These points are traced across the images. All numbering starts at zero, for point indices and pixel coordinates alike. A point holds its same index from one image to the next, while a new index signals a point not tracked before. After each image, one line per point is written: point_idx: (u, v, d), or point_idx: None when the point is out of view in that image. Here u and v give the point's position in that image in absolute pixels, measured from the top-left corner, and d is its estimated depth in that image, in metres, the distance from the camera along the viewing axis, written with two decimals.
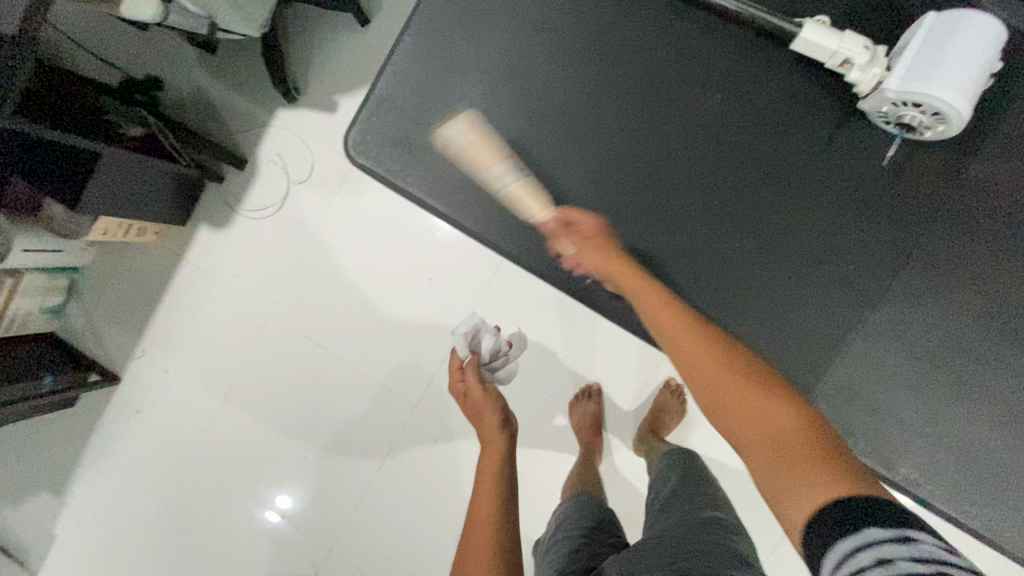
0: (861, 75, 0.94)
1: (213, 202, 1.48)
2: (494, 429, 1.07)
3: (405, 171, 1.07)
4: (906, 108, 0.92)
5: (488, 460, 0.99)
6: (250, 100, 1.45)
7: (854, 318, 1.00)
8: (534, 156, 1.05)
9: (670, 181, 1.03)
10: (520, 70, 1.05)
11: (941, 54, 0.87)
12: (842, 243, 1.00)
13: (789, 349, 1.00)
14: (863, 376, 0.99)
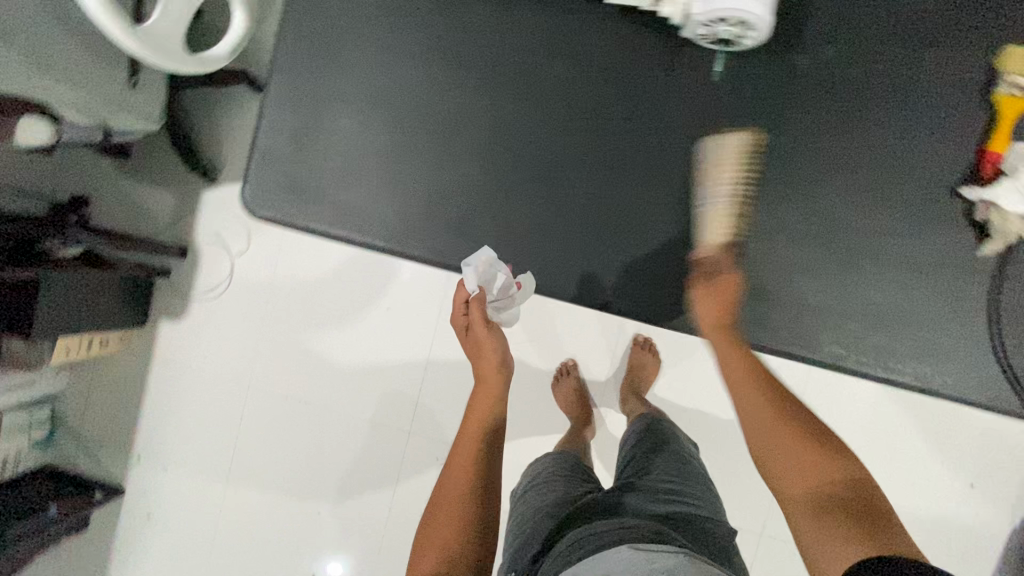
0: (671, 5, 0.76)
1: (167, 296, 1.52)
2: (492, 377, 0.98)
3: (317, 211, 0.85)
4: (716, 27, 0.75)
5: (470, 425, 0.93)
6: (175, 191, 1.50)
7: (882, 241, 0.80)
8: (458, 153, 0.84)
9: (651, 142, 0.83)
10: (396, 60, 0.85)
11: None
12: (848, 151, 0.80)
13: (823, 305, 0.81)
14: (906, 305, 0.80)
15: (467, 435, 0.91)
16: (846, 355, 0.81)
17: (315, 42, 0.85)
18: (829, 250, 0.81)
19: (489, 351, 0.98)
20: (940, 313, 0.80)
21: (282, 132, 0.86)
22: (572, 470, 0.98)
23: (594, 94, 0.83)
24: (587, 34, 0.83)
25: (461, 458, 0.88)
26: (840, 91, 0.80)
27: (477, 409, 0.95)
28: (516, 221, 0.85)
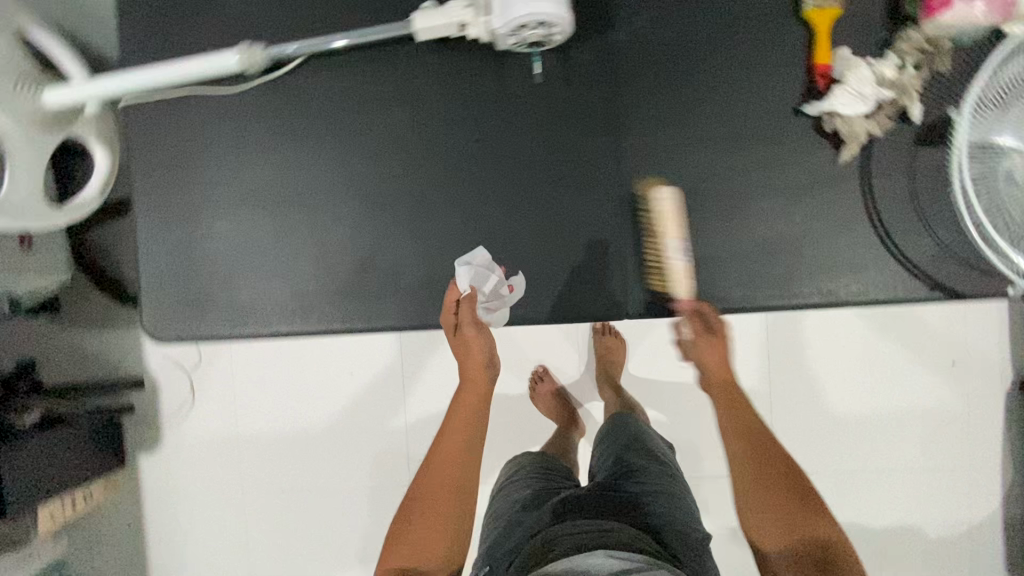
0: (477, 28, 0.71)
1: (139, 429, 1.51)
2: (474, 384, 0.91)
3: (208, 323, 0.81)
4: (522, 32, 0.69)
5: (455, 434, 0.90)
6: (116, 327, 1.49)
7: (748, 174, 0.76)
8: (329, 228, 0.80)
9: (524, 155, 0.78)
10: (242, 150, 0.81)
11: None
12: (720, 96, 0.75)
13: (714, 256, 0.77)
14: (805, 225, 0.76)
15: (451, 442, 0.90)
16: (754, 301, 0.76)
17: (163, 154, 0.82)
18: (701, 201, 0.76)
19: (476, 352, 0.87)
20: (840, 224, 0.75)
21: (155, 253, 0.82)
22: (549, 469, 0.92)
23: (447, 124, 0.78)
24: (416, 60, 0.78)
25: (437, 471, 0.89)
26: (674, 35, 0.75)
27: (455, 425, 0.91)
28: (415, 275, 0.80)
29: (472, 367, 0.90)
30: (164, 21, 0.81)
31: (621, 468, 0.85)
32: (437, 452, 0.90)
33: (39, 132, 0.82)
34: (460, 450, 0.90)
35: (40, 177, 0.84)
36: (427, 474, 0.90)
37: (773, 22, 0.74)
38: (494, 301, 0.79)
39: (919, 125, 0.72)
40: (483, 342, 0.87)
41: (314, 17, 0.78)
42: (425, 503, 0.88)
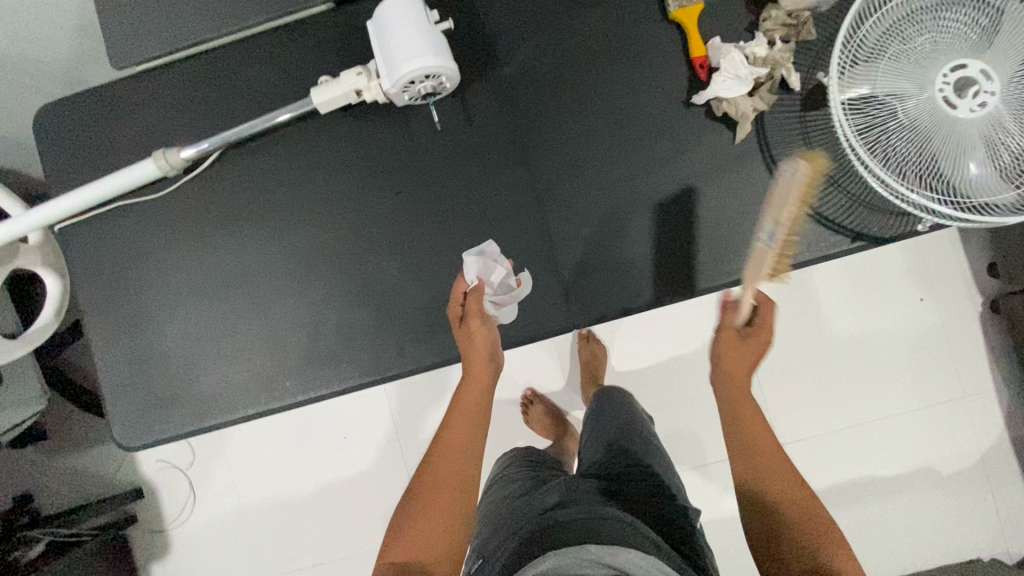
0: (370, 93, 0.75)
1: (143, 542, 1.40)
2: (476, 377, 0.73)
3: (179, 420, 0.83)
4: (410, 88, 0.73)
5: (462, 422, 0.71)
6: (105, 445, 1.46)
7: (656, 169, 0.79)
8: (287, 303, 0.82)
9: (456, 196, 0.81)
10: (189, 248, 0.83)
11: (384, 33, 0.71)
12: (624, 104, 0.79)
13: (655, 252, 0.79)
14: (721, 204, 0.79)
15: (459, 440, 0.69)
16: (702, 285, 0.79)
17: (107, 269, 0.84)
18: (620, 203, 0.79)
19: (477, 351, 0.74)
20: (754, 196, 0.78)
21: (119, 363, 0.84)
22: (538, 466, 0.85)
23: (377, 183, 0.81)
24: (327, 131, 0.82)
25: (441, 468, 0.67)
26: (558, 58, 0.79)
27: (462, 414, 0.72)
28: (375, 333, 0.81)
29: (470, 363, 0.74)
30: (83, 144, 0.84)
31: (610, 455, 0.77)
32: (438, 445, 0.69)
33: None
34: (472, 442, 0.70)
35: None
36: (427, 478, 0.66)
37: (646, 26, 0.78)
38: (501, 293, 0.79)
39: (801, 90, 0.77)
40: (484, 338, 0.74)
41: (226, 112, 0.83)
42: (427, 505, 0.64)
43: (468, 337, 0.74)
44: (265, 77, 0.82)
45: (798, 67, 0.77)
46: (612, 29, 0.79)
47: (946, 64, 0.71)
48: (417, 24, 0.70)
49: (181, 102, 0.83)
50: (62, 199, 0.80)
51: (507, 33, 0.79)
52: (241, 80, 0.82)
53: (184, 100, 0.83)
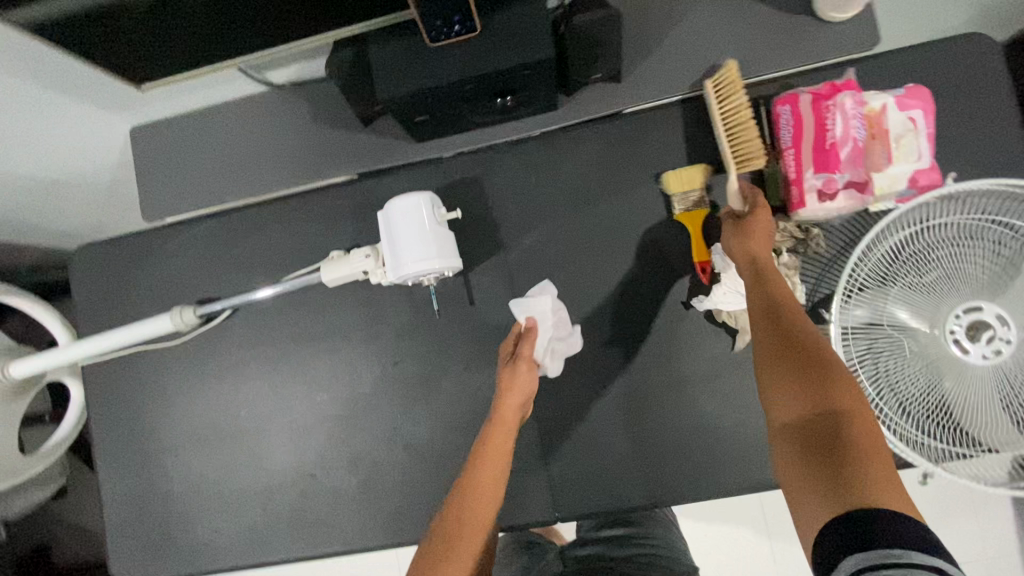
0: (377, 276, 0.78)
1: None
2: (507, 422, 0.72)
3: (170, 564, 0.85)
4: (415, 279, 0.77)
5: (494, 462, 0.69)
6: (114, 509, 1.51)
7: (650, 369, 0.78)
8: (280, 459, 0.85)
9: (450, 370, 0.82)
10: (195, 394, 0.87)
11: (393, 231, 0.75)
12: (625, 296, 0.79)
13: (648, 450, 0.77)
14: (717, 412, 0.77)
15: (485, 491, 0.67)
16: (694, 491, 0.76)
17: (117, 404, 0.88)
18: (613, 398, 0.79)
19: (513, 398, 0.73)
20: (753, 409, 0.76)
21: (121, 500, 0.87)
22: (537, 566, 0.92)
23: (378, 350, 0.84)
24: (335, 295, 0.85)
25: (467, 513, 0.65)
26: (560, 248, 0.80)
27: (490, 458, 0.69)
28: (363, 497, 0.82)
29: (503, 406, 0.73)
30: (110, 287, 0.90)
31: (608, 544, 0.90)
32: (467, 492, 0.67)
33: (8, 397, 0.91)
34: (494, 491, 0.68)
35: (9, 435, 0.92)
36: (451, 525, 0.64)
37: (649, 224, 0.79)
38: (557, 341, 0.79)
39: (805, 304, 0.75)
40: (522, 384, 0.74)
41: (244, 268, 0.87)
42: (451, 553, 0.62)
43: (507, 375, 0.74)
44: (280, 237, 0.87)
45: (803, 279, 0.75)
46: (616, 225, 0.79)
47: (959, 304, 0.68)
48: (425, 227, 0.74)
49: (202, 253, 0.88)
50: (85, 341, 0.85)
51: (512, 220, 0.81)
52: (259, 241, 0.87)
53: (205, 252, 0.88)
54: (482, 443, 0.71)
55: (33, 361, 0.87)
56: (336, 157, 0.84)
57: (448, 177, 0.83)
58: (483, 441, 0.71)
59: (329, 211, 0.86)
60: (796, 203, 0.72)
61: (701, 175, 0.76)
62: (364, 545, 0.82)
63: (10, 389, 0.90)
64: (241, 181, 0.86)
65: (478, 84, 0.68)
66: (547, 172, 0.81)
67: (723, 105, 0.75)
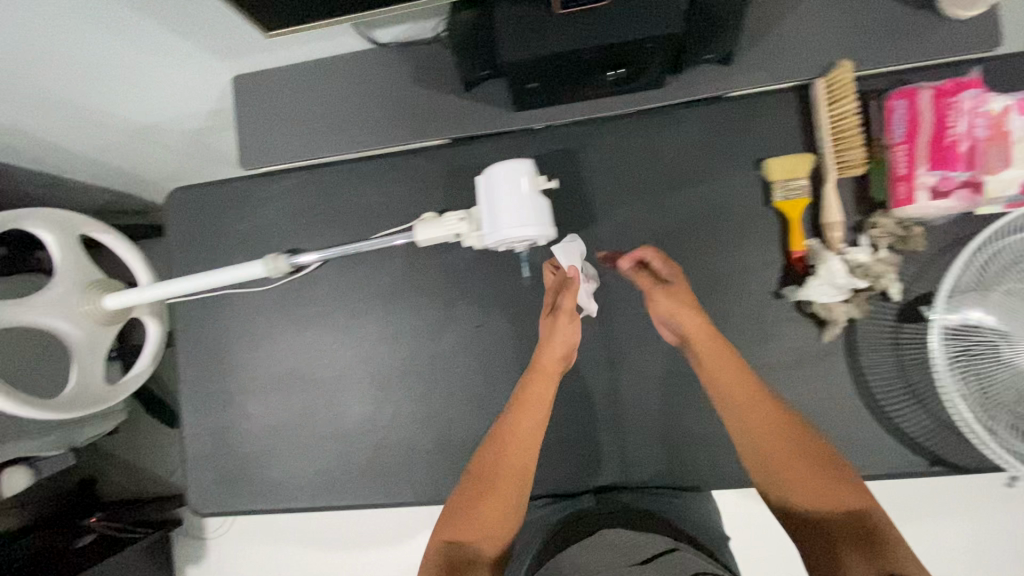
0: (471, 239, 0.79)
1: (186, 541, 1.51)
2: (545, 378, 0.76)
3: (246, 497, 0.89)
4: (509, 244, 0.78)
5: (523, 417, 0.75)
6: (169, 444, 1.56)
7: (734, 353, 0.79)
8: (357, 409, 0.87)
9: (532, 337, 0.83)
10: (279, 341, 0.89)
11: (493, 197, 0.76)
12: (713, 280, 0.80)
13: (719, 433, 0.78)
14: (800, 401, 0.77)
15: (507, 465, 0.73)
16: None
17: (202, 343, 0.92)
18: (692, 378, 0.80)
19: (550, 355, 0.76)
20: (835, 401, 0.76)
21: (201, 434, 0.91)
22: None
23: (461, 312, 0.85)
24: (422, 255, 0.86)
25: (490, 487, 0.72)
26: (652, 227, 0.81)
27: (525, 411, 0.75)
28: (436, 452, 0.85)
29: (539, 371, 0.76)
30: (203, 230, 0.93)
31: (646, 496, 0.81)
32: (490, 469, 0.73)
33: (98, 328, 0.93)
34: (518, 465, 0.73)
35: (98, 364, 0.94)
36: (471, 502, 0.72)
37: (746, 210, 0.79)
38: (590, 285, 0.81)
39: (900, 302, 0.75)
40: (564, 336, 0.76)
41: (335, 222, 0.90)
42: (473, 512, 0.71)
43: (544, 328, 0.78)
44: (374, 194, 0.89)
45: (900, 276, 0.75)
46: (712, 208, 0.79)
47: None
48: (525, 195, 0.76)
49: (294, 204, 0.90)
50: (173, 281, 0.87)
51: (607, 194, 0.82)
52: (350, 197, 0.89)
53: (298, 204, 0.90)
54: (507, 416, 0.75)
55: (126, 295, 0.90)
56: (434, 118, 0.84)
57: (544, 148, 0.84)
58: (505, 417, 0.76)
59: (424, 172, 0.88)
60: (903, 200, 0.72)
61: (806, 164, 0.75)
62: (433, 498, 0.85)
63: (100, 320, 0.93)
64: (336, 136, 0.87)
65: (600, 53, 0.67)
66: (647, 149, 0.81)
67: (832, 107, 0.75)
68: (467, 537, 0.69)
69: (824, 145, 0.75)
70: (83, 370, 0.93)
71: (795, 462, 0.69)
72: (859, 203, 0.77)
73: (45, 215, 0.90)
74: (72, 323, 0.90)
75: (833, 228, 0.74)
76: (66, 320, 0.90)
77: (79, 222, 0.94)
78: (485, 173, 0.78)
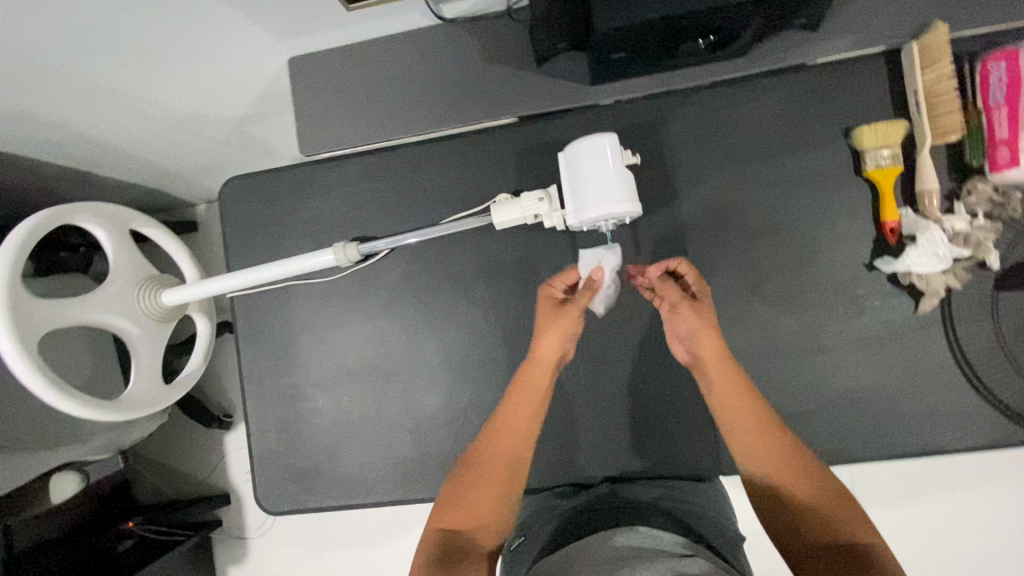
0: (550, 220, 0.76)
1: (224, 544, 1.43)
2: (542, 367, 0.74)
3: (317, 492, 0.87)
4: (592, 224, 0.74)
5: (523, 407, 0.73)
6: (199, 444, 1.46)
7: (826, 327, 0.77)
8: (431, 398, 0.85)
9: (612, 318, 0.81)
10: (347, 331, 0.87)
11: (576, 174, 0.73)
12: (798, 253, 0.78)
13: (812, 409, 0.77)
14: (896, 374, 0.75)
15: (506, 454, 0.71)
16: (861, 451, 0.75)
17: (266, 335, 0.89)
18: (781, 354, 0.78)
19: (548, 342, 0.74)
20: (931, 372, 0.75)
21: (268, 430, 0.89)
22: None
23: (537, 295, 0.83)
24: (494, 237, 0.84)
25: (483, 479, 0.70)
26: (733, 201, 0.79)
27: (522, 400, 0.73)
28: None
29: (538, 360, 0.74)
30: (264, 221, 0.91)
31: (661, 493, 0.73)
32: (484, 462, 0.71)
33: (156, 324, 0.90)
34: (516, 456, 0.72)
35: (156, 363, 0.91)
36: (465, 495, 0.69)
37: (834, 181, 0.77)
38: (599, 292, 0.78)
39: (999, 270, 0.73)
40: (564, 328, 0.73)
41: (402, 208, 0.87)
42: (464, 501, 0.69)
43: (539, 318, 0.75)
44: (442, 178, 0.87)
45: (998, 244, 0.73)
46: (798, 180, 0.78)
47: None
48: (612, 170, 0.71)
49: (359, 191, 0.88)
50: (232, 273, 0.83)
51: (687, 170, 0.80)
52: (416, 181, 0.87)
53: (363, 191, 0.88)
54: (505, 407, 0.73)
55: (188, 290, 0.88)
56: (504, 95, 0.81)
57: (617, 124, 0.82)
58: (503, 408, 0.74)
59: (493, 154, 0.85)
60: (1000, 164, 0.70)
61: (898, 131, 0.73)
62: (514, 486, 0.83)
63: (160, 316, 0.90)
64: (398, 119, 0.84)
65: (695, 20, 0.65)
66: (728, 122, 0.79)
67: (925, 71, 0.73)
68: (462, 523, 0.68)
69: (918, 111, 0.73)
70: (142, 368, 0.89)
71: (781, 462, 0.66)
72: (952, 170, 0.75)
73: (99, 209, 0.86)
74: (130, 320, 0.87)
75: (929, 195, 0.72)
76: (125, 317, 0.87)
77: (131, 216, 0.90)
78: (566, 151, 0.74)
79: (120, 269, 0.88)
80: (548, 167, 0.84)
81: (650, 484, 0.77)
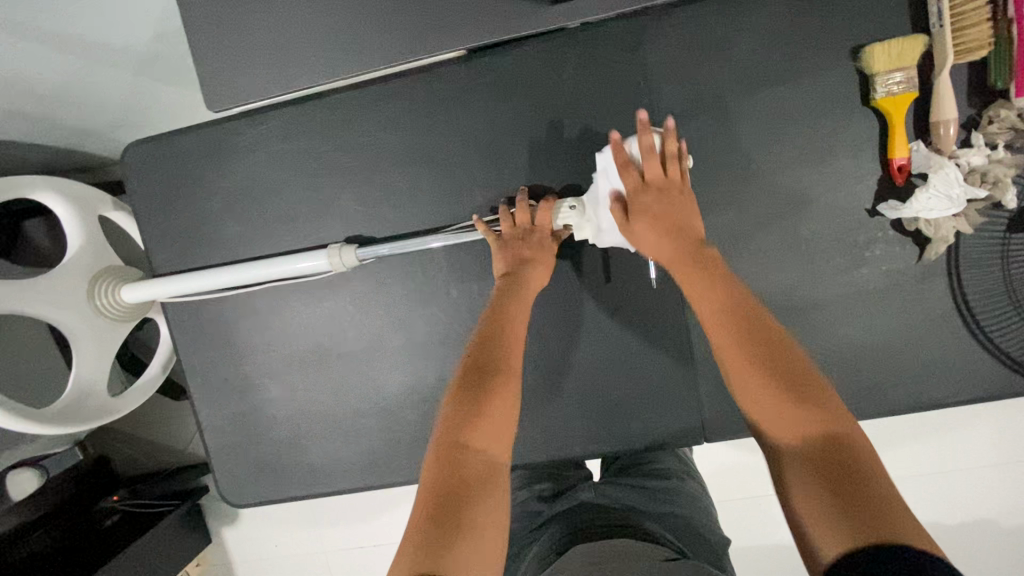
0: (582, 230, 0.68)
1: None
2: (536, 277, 0.65)
3: (284, 482, 0.81)
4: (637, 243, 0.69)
5: (518, 324, 0.60)
6: None
7: (822, 282, 0.70)
8: (392, 381, 0.77)
9: (585, 284, 0.73)
10: (294, 313, 0.79)
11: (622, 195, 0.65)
12: (787, 200, 0.69)
13: (805, 370, 0.71)
14: (896, 328, 0.69)
15: (509, 388, 0.53)
16: (857, 409, 0.71)
17: (205, 322, 0.81)
18: (771, 313, 0.70)
19: (536, 277, 0.65)
20: (933, 321, 0.69)
21: (222, 422, 0.82)
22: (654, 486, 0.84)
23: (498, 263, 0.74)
24: (447, 201, 0.74)
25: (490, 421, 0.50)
26: (717, 143, 0.69)
27: (518, 313, 0.61)
28: None
29: (524, 286, 0.64)
30: (181, 193, 0.79)
31: (637, 490, 0.67)
32: (479, 408, 0.50)
33: (110, 323, 0.81)
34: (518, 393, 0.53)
35: (112, 364, 0.83)
36: (468, 439, 0.48)
37: (836, 112, 0.66)
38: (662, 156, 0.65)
39: (1013, 210, 0.65)
40: (541, 259, 0.66)
41: (339, 170, 0.75)
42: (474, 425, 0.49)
43: (528, 261, 0.66)
44: (381, 131, 0.74)
45: (1017, 180, 0.64)
46: (790, 114, 0.67)
47: None
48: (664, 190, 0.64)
49: (289, 152, 0.75)
50: (211, 276, 0.75)
51: (670, 106, 0.68)
52: (353, 135, 0.74)
53: (292, 149, 0.75)
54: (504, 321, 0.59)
55: (148, 289, 0.78)
56: (444, 22, 0.66)
57: (581, 54, 0.69)
58: (499, 323, 0.59)
59: (439, 97, 0.72)
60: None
61: (915, 50, 0.61)
62: None
63: (116, 315, 0.81)
64: (319, 59, 0.69)
65: None
66: (717, 46, 0.67)
67: None
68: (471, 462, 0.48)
69: (940, 22, 0.61)
70: (95, 370, 0.80)
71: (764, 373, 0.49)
72: (971, 93, 0.65)
73: (63, 186, 0.77)
74: (79, 317, 0.78)
75: (944, 126, 0.62)
76: (74, 315, 0.78)
77: (96, 203, 0.81)
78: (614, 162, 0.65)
79: (71, 258, 0.78)
80: (503, 111, 0.71)
81: (628, 480, 0.71)
